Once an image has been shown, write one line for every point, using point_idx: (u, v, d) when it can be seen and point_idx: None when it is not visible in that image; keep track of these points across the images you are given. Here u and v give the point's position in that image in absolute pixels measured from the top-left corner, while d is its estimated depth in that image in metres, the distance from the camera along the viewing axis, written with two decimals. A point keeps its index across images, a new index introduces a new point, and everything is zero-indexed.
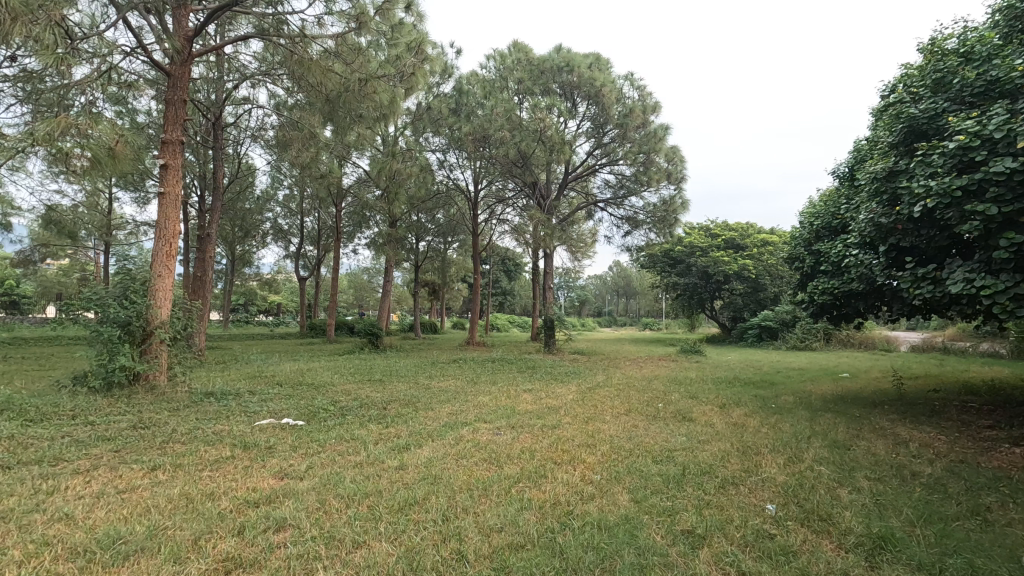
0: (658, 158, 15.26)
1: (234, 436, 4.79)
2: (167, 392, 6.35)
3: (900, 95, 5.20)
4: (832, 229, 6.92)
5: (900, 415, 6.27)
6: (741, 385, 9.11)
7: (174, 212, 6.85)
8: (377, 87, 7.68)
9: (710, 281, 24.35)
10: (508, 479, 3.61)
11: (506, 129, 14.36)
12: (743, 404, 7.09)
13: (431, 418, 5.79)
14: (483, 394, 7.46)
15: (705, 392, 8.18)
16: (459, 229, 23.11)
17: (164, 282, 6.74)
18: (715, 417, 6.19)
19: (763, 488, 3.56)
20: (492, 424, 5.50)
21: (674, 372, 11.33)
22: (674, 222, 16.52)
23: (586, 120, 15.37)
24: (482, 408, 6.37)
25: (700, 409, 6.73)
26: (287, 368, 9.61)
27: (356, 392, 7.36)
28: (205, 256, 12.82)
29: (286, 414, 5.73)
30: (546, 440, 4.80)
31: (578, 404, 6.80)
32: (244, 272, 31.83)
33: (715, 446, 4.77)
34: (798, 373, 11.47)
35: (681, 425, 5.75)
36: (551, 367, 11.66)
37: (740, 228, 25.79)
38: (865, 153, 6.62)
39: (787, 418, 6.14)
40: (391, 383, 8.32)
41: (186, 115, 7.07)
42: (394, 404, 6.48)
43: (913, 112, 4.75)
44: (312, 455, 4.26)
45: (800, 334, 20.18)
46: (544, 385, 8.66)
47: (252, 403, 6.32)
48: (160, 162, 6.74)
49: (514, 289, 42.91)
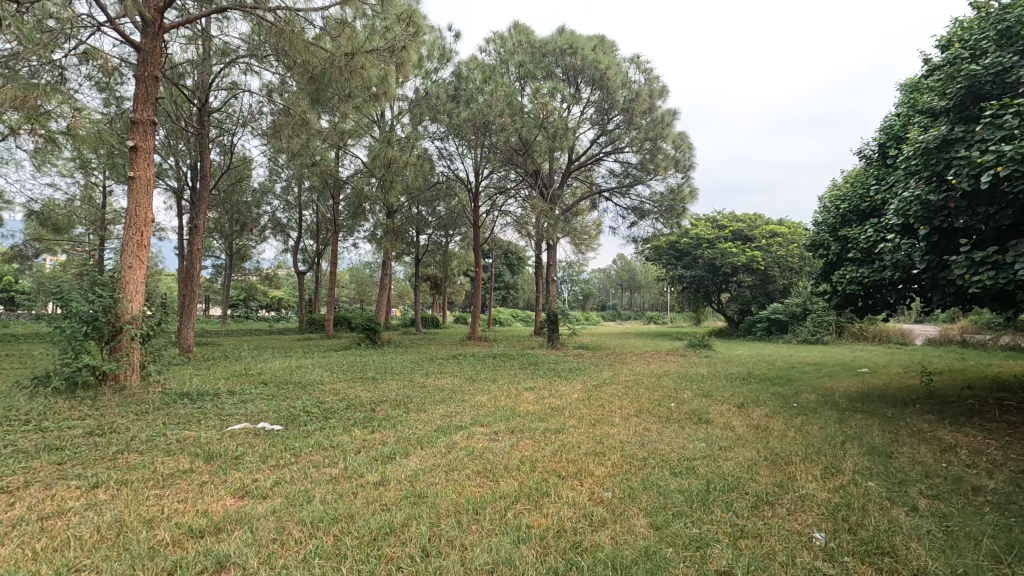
0: (665, 145, 14.65)
1: (199, 444, 4.27)
2: (137, 394, 5.84)
3: (955, 52, 4.70)
4: (860, 212, 6.36)
5: (936, 416, 5.72)
6: (758, 382, 8.55)
7: (146, 199, 6.33)
8: (365, 62, 7.15)
9: (717, 273, 23.74)
10: (505, 499, 3.08)
11: (506, 115, 13.76)
12: (763, 404, 6.51)
13: (423, 421, 5.25)
14: (481, 393, 6.93)
15: (720, 390, 7.63)
16: (461, 221, 22.54)
17: (136, 273, 6.23)
18: (735, 419, 5.64)
19: (805, 509, 3.02)
20: (490, 428, 4.97)
21: (685, 367, 10.76)
22: (682, 212, 15.92)
23: (591, 106, 14.77)
24: (479, 410, 5.83)
25: (717, 409, 6.19)
26: (276, 366, 9.09)
27: (346, 392, 6.85)
28: (195, 249, 12.29)
29: (261, 419, 5.18)
30: (549, 448, 4.28)
31: (584, 405, 6.26)
32: (243, 267, 31.35)
33: (740, 454, 4.22)
34: (814, 368, 10.89)
35: (698, 428, 5.21)
36: (555, 363, 11.13)
37: (748, 218, 25.16)
38: (904, 129, 6.01)
39: (814, 419, 5.59)
40: (384, 382, 7.80)
41: (158, 93, 6.52)
42: (383, 406, 5.96)
43: (976, 69, 4.30)
44: (282, 468, 3.73)
45: (810, 327, 19.60)
46: (547, 382, 8.11)
47: (230, 405, 5.81)
48: (130, 144, 6.21)
49: (516, 283, 42.33)
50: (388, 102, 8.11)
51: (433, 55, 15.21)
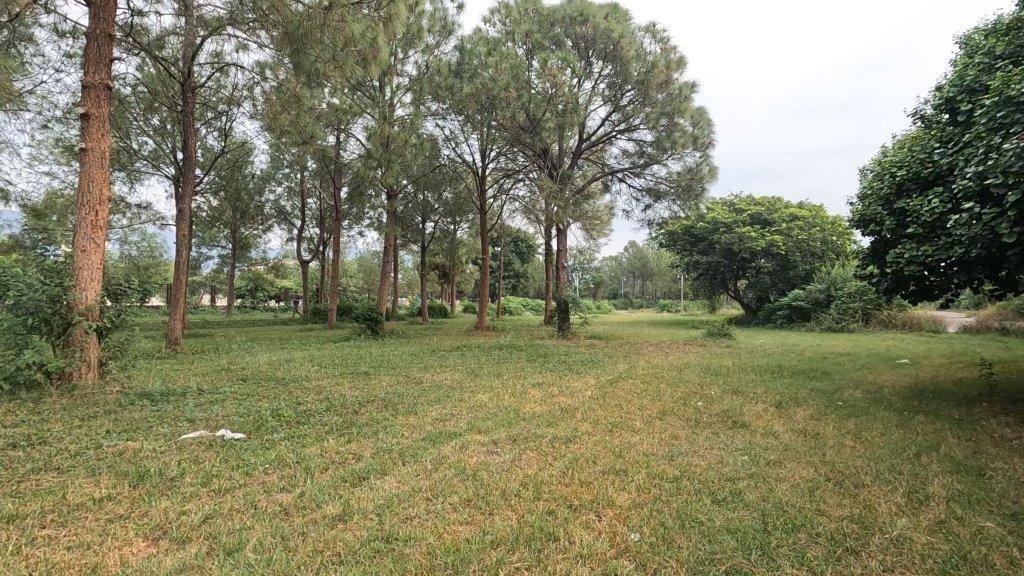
0: (682, 120, 13.66)
1: (136, 460, 3.53)
2: (90, 394, 5.13)
3: None
4: (921, 180, 5.46)
5: (1015, 418, 4.85)
6: (790, 376, 7.71)
7: (101, 174, 5.61)
8: (344, 15, 6.39)
9: (735, 259, 22.74)
10: (497, 549, 2.33)
11: (512, 90, 12.82)
12: (805, 403, 5.68)
13: (411, 427, 4.49)
14: (482, 391, 6.17)
15: (751, 386, 6.80)
16: (467, 207, 21.74)
17: (89, 259, 5.50)
18: (777, 423, 4.81)
19: (905, 565, 2.22)
20: (488, 437, 4.21)
21: (706, 359, 9.93)
22: (700, 192, 14.92)
23: (603, 81, 13.88)
24: (477, 412, 5.07)
25: (752, 410, 5.38)
26: (262, 361, 8.39)
27: (331, 390, 6.12)
28: (182, 235, 11.37)
29: (222, 424, 4.46)
30: (558, 464, 3.50)
31: (599, 406, 5.47)
32: (251, 258, 30.89)
33: (795, 472, 3.41)
34: (848, 360, 9.97)
35: (734, 434, 4.41)
36: (566, 354, 10.31)
37: (766, 202, 24.09)
38: (981, 81, 5.08)
39: (870, 423, 4.75)
40: (376, 377, 7.07)
41: (113, 54, 5.75)
42: (369, 408, 5.21)
43: None
44: (224, 495, 3.00)
45: (835, 314, 18.61)
46: (556, 377, 7.33)
47: (195, 406, 5.11)
48: (80, 110, 5.47)
49: (526, 272, 41.58)
50: (379, 67, 7.26)
51: (434, 27, 14.15)
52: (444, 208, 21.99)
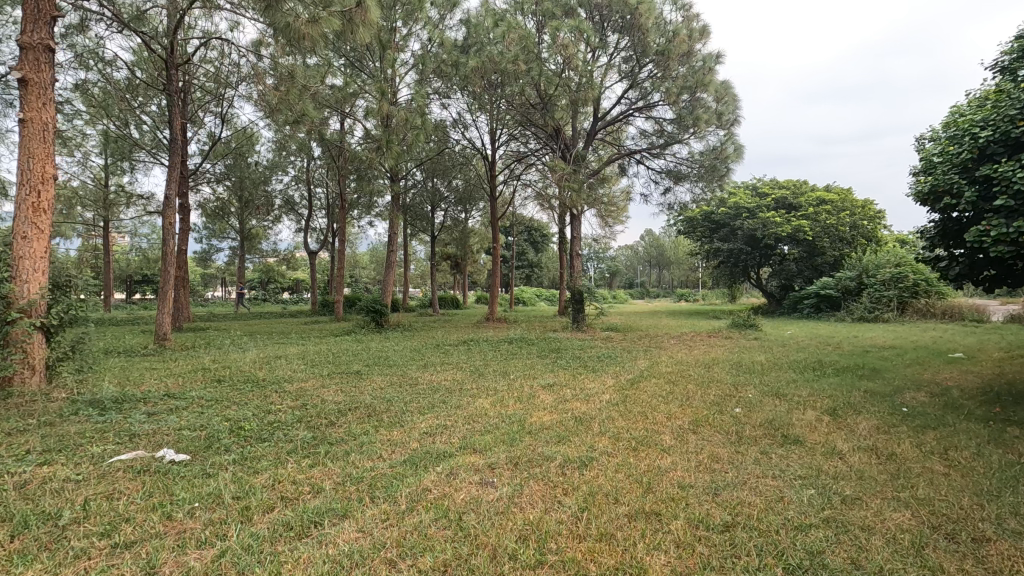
0: (705, 95, 12.60)
1: (38, 494, 2.80)
2: (28, 403, 4.43)
3: None
4: (1010, 141, 4.53)
5: None
6: (836, 374, 6.81)
7: (44, 150, 4.91)
8: None
9: (758, 246, 21.63)
10: None
11: (522, 63, 11.89)
12: (864, 411, 4.79)
13: (391, 447, 3.71)
14: (485, 396, 5.38)
15: (794, 388, 5.91)
16: (478, 195, 20.94)
17: (31, 246, 4.81)
18: (839, 440, 3.93)
19: None
20: (485, 459, 3.43)
21: (735, 354, 9.04)
22: (725, 173, 13.85)
23: (620, 53, 12.89)
24: (475, 424, 4.28)
25: (803, 419, 4.52)
26: (248, 358, 7.70)
27: (312, 395, 5.36)
28: (168, 224, 10.07)
29: (168, 442, 3.73)
30: (570, 503, 2.69)
31: (619, 414, 4.64)
32: (262, 249, 30.48)
33: (886, 518, 2.56)
34: (894, 354, 8.99)
35: (787, 455, 3.56)
36: (580, 349, 9.51)
37: (791, 185, 22.88)
38: None
39: (953, 439, 3.87)
40: (368, 378, 6.32)
41: (56, 10, 5.03)
42: (348, 418, 4.44)
43: None
44: (123, 554, 2.24)
45: (867, 303, 17.46)
46: (570, 377, 6.52)
47: (147, 417, 4.37)
48: (17, 75, 4.77)
49: (540, 262, 40.75)
50: (369, 29, 6.45)
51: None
52: (455, 196, 21.18)
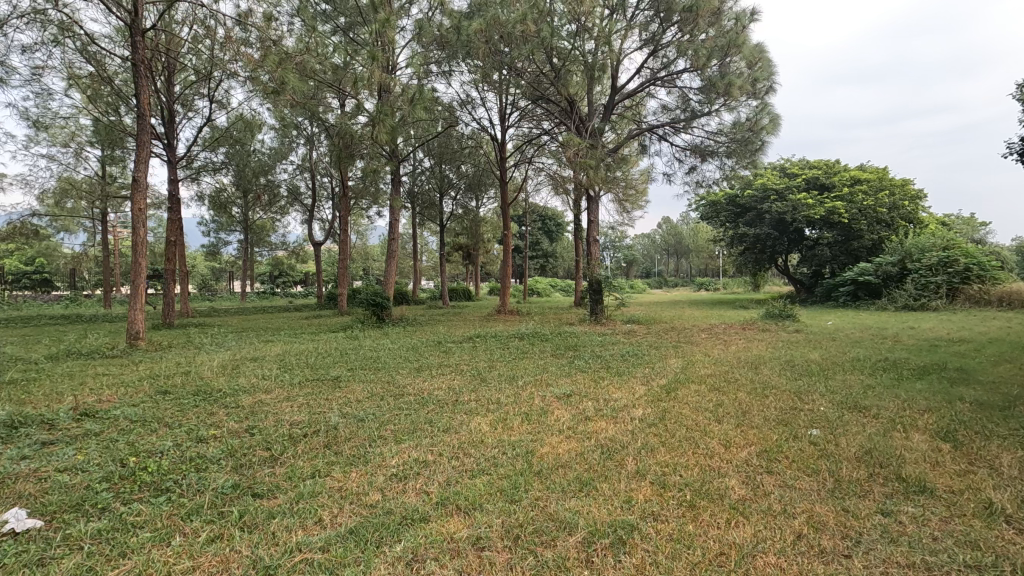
0: (738, 58, 11.18)
1: None
2: None
3: None
4: None
5: None
6: (920, 379, 5.51)
7: None
8: None
9: (787, 229, 20.09)
10: None
11: (530, 25, 10.63)
12: (991, 435, 3.55)
13: (339, 502, 2.58)
14: (484, 414, 4.22)
15: (876, 398, 4.66)
16: (489, 180, 19.69)
17: None
18: (984, 485, 2.73)
19: None
20: (471, 528, 2.29)
21: (781, 350, 7.78)
22: (759, 147, 12.44)
23: (641, 14, 11.54)
24: (466, 461, 3.13)
25: (917, 449, 3.28)
26: (216, 362, 6.66)
27: (266, 412, 4.26)
28: (139, 210, 9.05)
29: (32, 494, 2.66)
30: None
31: (661, 443, 3.45)
32: (269, 242, 29.60)
33: None
34: (971, 350, 7.63)
35: (921, 517, 2.38)
36: (600, 346, 8.31)
37: (824, 164, 21.23)
38: None
39: None
40: (347, 388, 5.22)
41: None
42: (298, 451, 3.31)
43: None
44: None
45: (912, 290, 15.95)
46: (591, 384, 5.36)
47: (33, 450, 3.29)
48: None
49: (554, 252, 39.41)
50: None
51: None
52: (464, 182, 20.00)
